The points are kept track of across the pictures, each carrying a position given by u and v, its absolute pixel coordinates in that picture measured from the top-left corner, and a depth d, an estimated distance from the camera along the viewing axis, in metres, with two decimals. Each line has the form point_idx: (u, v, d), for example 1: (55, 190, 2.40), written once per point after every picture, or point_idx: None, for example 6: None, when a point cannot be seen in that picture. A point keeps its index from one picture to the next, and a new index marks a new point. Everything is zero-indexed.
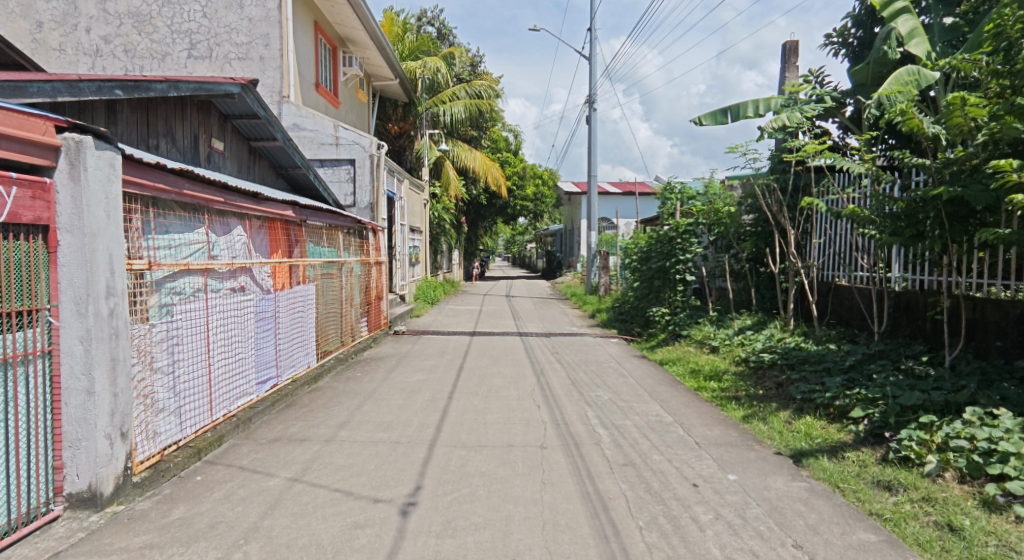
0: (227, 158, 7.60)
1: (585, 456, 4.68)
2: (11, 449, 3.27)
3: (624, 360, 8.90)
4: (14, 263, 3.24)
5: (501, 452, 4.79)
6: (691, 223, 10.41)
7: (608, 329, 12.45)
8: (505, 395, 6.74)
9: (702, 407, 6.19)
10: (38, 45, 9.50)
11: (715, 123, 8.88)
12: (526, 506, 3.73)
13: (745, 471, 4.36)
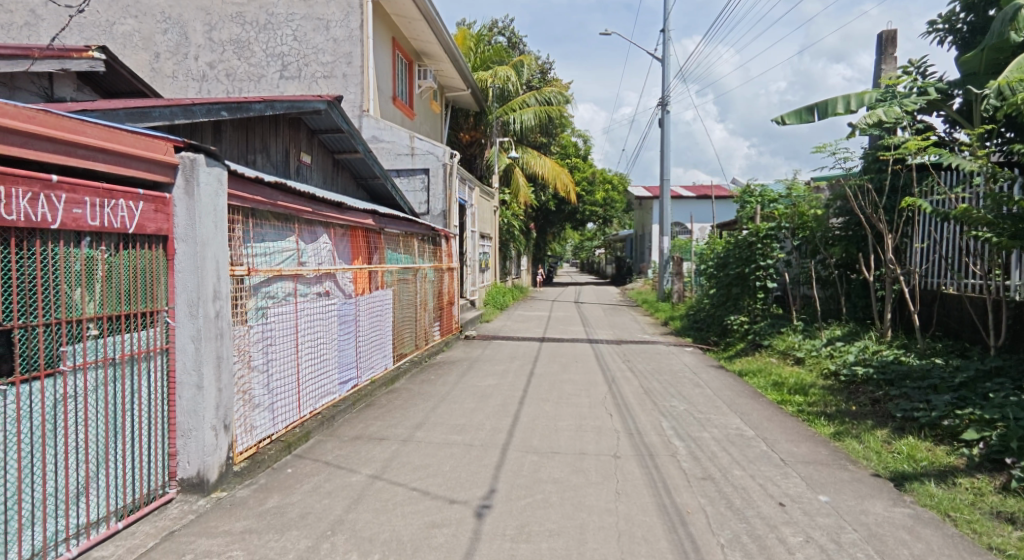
0: (314, 171, 8.09)
1: (661, 468, 4.66)
2: (137, 436, 3.67)
3: (700, 370, 8.70)
4: (140, 269, 3.64)
5: (574, 459, 4.85)
6: (772, 228, 10.13)
7: (682, 337, 12.15)
8: (576, 402, 6.78)
9: (787, 422, 5.99)
10: (155, 73, 10.48)
11: (800, 121, 8.57)
12: (601, 516, 3.77)
13: (837, 492, 4.20)
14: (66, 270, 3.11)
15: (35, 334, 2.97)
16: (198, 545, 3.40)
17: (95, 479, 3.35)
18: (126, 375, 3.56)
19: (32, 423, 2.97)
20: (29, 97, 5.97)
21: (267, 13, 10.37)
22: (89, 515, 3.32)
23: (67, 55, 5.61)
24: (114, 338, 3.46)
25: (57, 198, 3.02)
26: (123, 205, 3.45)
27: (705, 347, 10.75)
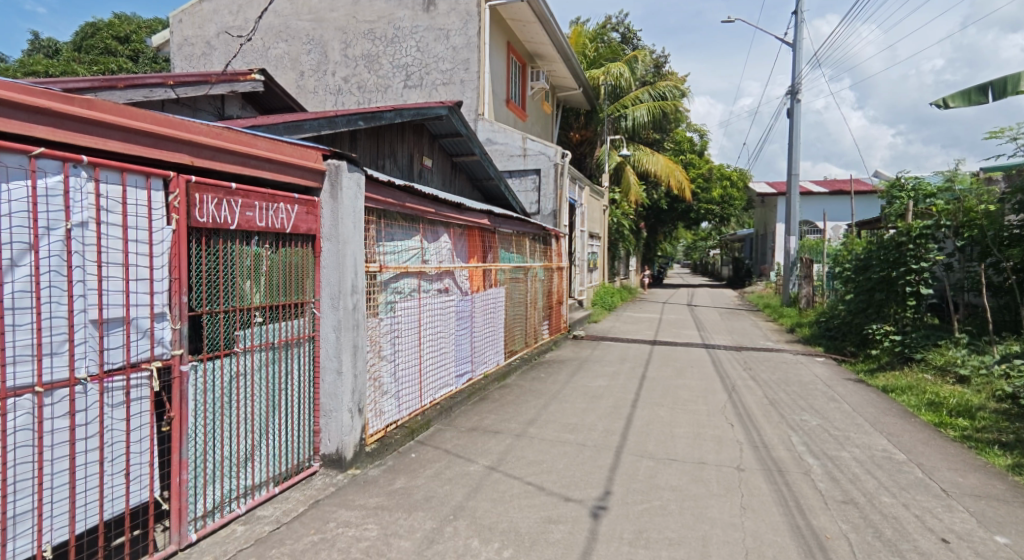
0: (434, 173, 8.55)
1: (792, 486, 4.47)
2: (290, 414, 4.13)
3: (834, 383, 8.13)
4: (295, 265, 4.11)
5: (693, 468, 4.80)
6: (928, 226, 8.99)
7: (813, 346, 11.38)
8: (693, 409, 6.64)
9: (948, 449, 5.48)
10: (300, 90, 11.60)
11: (968, 102, 7.73)
12: (725, 530, 3.71)
13: (1017, 534, 3.81)
14: (239, 265, 3.57)
15: (218, 319, 3.45)
16: (339, 515, 3.80)
17: (258, 448, 3.82)
18: (282, 357, 4.03)
19: (213, 394, 3.44)
20: (207, 116, 6.91)
21: (394, 27, 11.07)
22: (253, 479, 3.81)
23: (234, 78, 6.44)
24: (274, 325, 3.92)
25: (235, 203, 3.45)
26: (283, 208, 3.89)
27: (841, 359, 10.03)
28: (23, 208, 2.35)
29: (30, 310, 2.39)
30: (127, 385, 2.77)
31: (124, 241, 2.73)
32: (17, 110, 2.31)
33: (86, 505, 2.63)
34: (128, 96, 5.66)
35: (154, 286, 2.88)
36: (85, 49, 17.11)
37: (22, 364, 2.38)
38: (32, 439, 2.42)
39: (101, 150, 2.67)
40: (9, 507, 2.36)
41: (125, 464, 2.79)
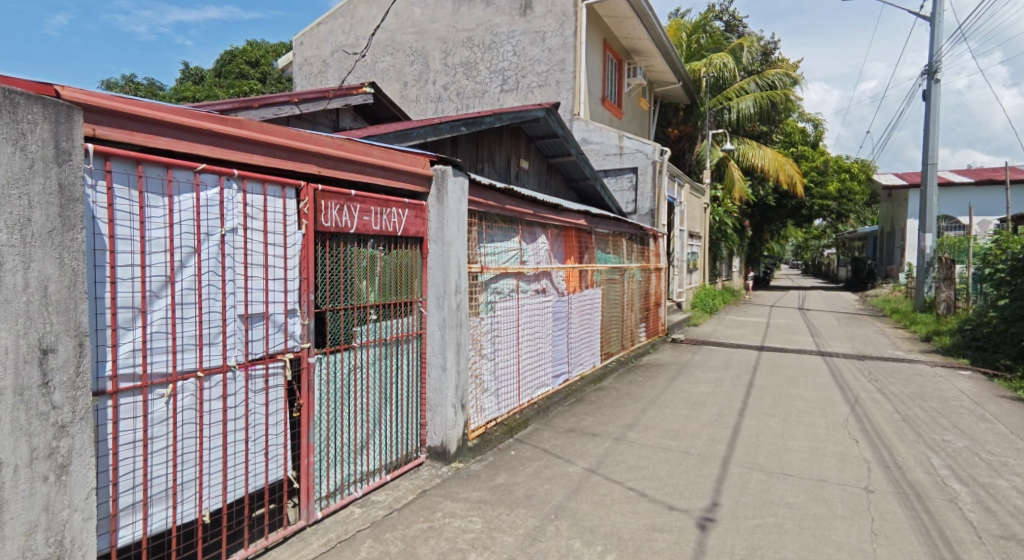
0: (530, 176, 8.68)
1: (934, 513, 4.12)
2: (400, 406, 4.38)
3: (984, 401, 7.33)
4: (405, 266, 4.35)
5: (812, 485, 4.56)
6: None
7: (955, 358, 10.29)
8: (809, 422, 6.28)
9: None
10: (403, 100, 12.19)
11: None
12: (852, 556, 3.50)
13: None
14: (357, 265, 3.83)
15: (339, 316, 3.73)
16: (445, 506, 3.98)
17: (372, 436, 4.09)
18: (393, 353, 4.27)
19: (334, 384, 3.71)
20: (325, 129, 7.46)
21: (492, 33, 11.34)
22: (368, 465, 4.08)
23: (348, 92, 6.79)
24: (386, 323, 4.18)
25: (354, 208, 3.70)
26: (395, 212, 4.13)
27: (993, 373, 8.95)
28: (188, 216, 2.69)
29: (193, 304, 2.73)
30: (266, 373, 3.10)
31: (264, 245, 3.05)
32: (184, 132, 2.63)
33: (235, 478, 2.97)
34: (259, 113, 6.26)
35: (287, 285, 3.20)
36: (223, 75, 18.99)
37: (188, 351, 2.71)
38: (195, 417, 2.75)
39: (246, 164, 2.98)
40: (178, 475, 2.68)
41: (264, 444, 3.13)
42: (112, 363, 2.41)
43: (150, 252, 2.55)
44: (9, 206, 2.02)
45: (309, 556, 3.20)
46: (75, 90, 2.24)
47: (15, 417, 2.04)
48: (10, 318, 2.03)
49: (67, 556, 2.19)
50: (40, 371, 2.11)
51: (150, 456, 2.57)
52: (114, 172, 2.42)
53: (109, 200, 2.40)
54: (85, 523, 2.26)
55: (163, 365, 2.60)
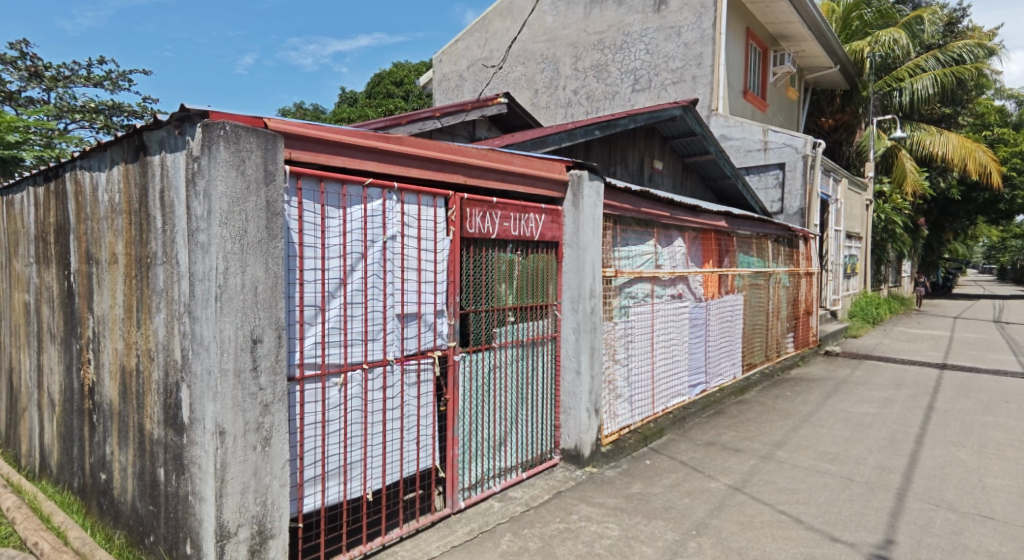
0: (664, 176, 8.49)
1: None
2: (536, 407, 4.49)
3: None
4: (541, 271, 4.41)
5: (1017, 532, 3.96)
6: None
7: None
8: (1015, 458, 5.44)
9: None
10: (534, 107, 12.49)
11: None
12: None
13: None
14: (498, 269, 4.00)
15: (481, 317, 3.91)
16: (581, 509, 4.01)
17: (511, 433, 4.24)
18: (530, 354, 4.36)
19: (476, 382, 3.90)
20: (462, 140, 7.84)
21: (624, 33, 11.23)
22: (507, 462, 4.23)
23: (484, 103, 7.19)
24: (524, 324, 4.29)
25: (496, 215, 3.87)
26: (533, 218, 4.22)
27: None
28: (357, 225, 3.01)
29: (361, 303, 3.05)
30: (418, 368, 3.38)
31: (418, 251, 3.33)
32: (355, 151, 2.95)
33: (392, 462, 3.28)
34: (407, 130, 6.77)
35: (437, 288, 3.47)
36: (374, 96, 20.67)
37: (356, 345, 3.04)
38: (361, 404, 3.08)
39: (404, 177, 3.27)
40: (348, 455, 3.02)
41: (416, 434, 3.41)
42: (300, 353, 2.78)
43: (329, 256, 2.90)
44: (234, 220, 2.43)
45: (456, 541, 3.39)
46: (277, 121, 2.61)
47: (236, 395, 2.45)
48: (232, 313, 2.44)
49: (269, 516, 2.58)
50: (251, 357, 2.50)
51: (328, 436, 2.92)
52: (304, 188, 2.79)
53: (299, 213, 2.76)
54: (282, 489, 2.63)
55: (338, 356, 2.95)
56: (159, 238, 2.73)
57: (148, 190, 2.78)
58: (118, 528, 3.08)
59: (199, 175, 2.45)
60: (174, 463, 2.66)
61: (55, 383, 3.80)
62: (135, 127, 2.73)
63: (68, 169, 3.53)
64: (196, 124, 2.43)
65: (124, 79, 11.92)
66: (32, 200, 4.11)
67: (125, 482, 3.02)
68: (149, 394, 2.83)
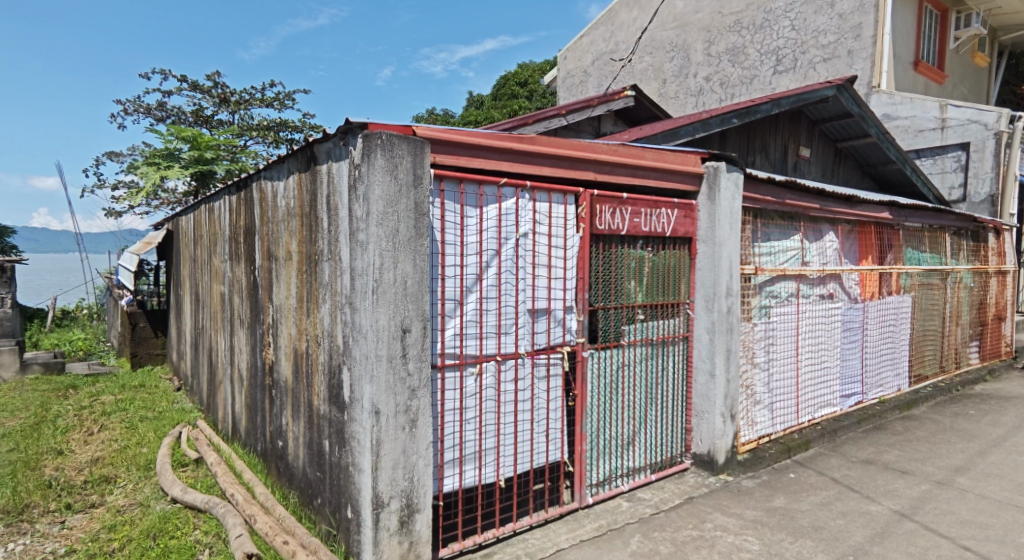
0: (812, 164, 7.85)
1: None
2: (666, 408, 4.31)
3: None
4: (672, 268, 4.22)
5: None
6: None
7: None
8: None
9: None
10: (662, 97, 12.15)
11: None
12: None
13: None
14: (628, 266, 3.90)
15: (610, 314, 3.85)
16: (717, 518, 3.80)
17: (643, 433, 4.13)
18: (660, 354, 4.20)
19: (605, 379, 3.85)
20: (587, 137, 7.55)
21: (764, 11, 10.38)
22: (635, 462, 4.11)
23: (610, 98, 6.96)
24: (654, 323, 4.14)
25: (626, 211, 3.78)
26: (664, 213, 4.06)
27: None
28: (491, 223, 3.16)
29: (494, 298, 3.19)
30: (548, 362, 3.46)
31: (548, 248, 3.41)
32: (491, 152, 3.09)
33: (524, 452, 3.39)
34: (533, 130, 6.90)
35: (566, 284, 3.52)
36: (499, 97, 21.15)
37: (491, 338, 3.20)
38: (495, 395, 3.23)
39: (537, 175, 3.36)
40: (483, 442, 3.19)
41: (546, 427, 3.50)
42: (442, 343, 2.98)
43: (466, 254, 3.08)
44: (388, 221, 2.67)
45: (586, 536, 3.40)
46: (425, 128, 2.81)
47: (389, 379, 2.69)
48: (387, 305, 2.68)
49: (416, 491, 2.80)
50: (401, 345, 2.74)
51: (465, 422, 3.11)
52: (446, 191, 2.99)
53: (441, 212, 2.97)
54: (426, 468, 2.83)
55: (475, 347, 3.13)
56: (325, 237, 3.06)
57: (317, 194, 3.14)
58: (292, 489, 3.50)
59: (359, 181, 2.72)
60: (337, 436, 2.97)
61: (243, 360, 4.40)
62: (308, 140, 3.08)
63: (255, 180, 4.07)
64: (357, 135, 2.70)
65: (288, 98, 13.41)
66: (228, 207, 4.79)
67: (297, 449, 3.43)
68: (316, 374, 3.18)
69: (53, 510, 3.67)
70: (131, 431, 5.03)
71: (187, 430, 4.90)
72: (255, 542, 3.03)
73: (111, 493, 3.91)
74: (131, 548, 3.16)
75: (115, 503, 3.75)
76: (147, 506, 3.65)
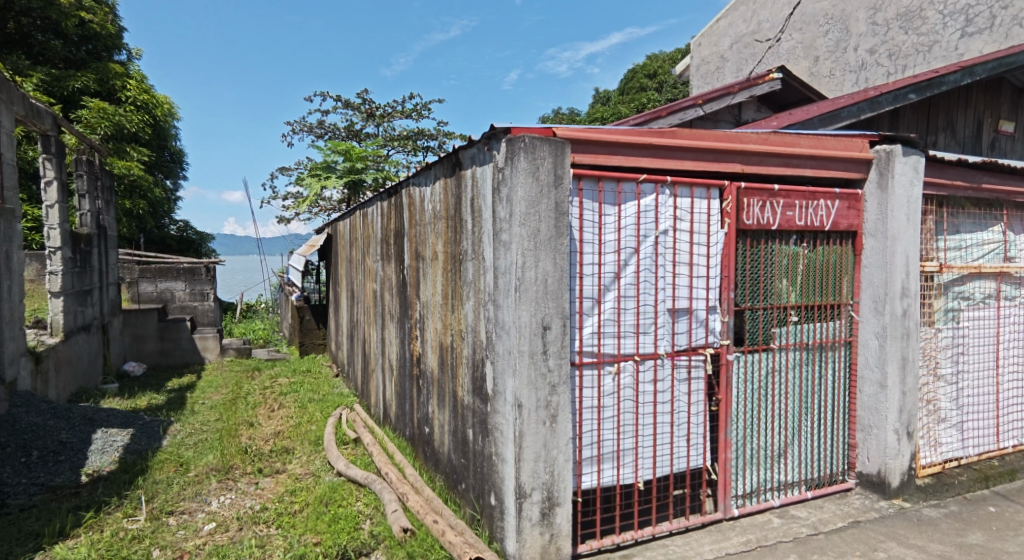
0: (1015, 142, 6.76)
1: None
2: (824, 420, 3.92)
3: None
4: (832, 265, 3.84)
5: None
6: None
7: None
8: None
9: None
10: (813, 78, 8.03)
11: None
12: None
13: None
14: (779, 264, 3.64)
15: (758, 315, 3.60)
16: (891, 547, 3.29)
17: (795, 445, 3.80)
18: (817, 360, 3.84)
19: (753, 385, 3.60)
20: (727, 126, 6.88)
21: None
22: (788, 476, 3.78)
23: (754, 83, 6.18)
24: (809, 326, 3.79)
25: (778, 204, 3.53)
26: (823, 205, 3.71)
27: None
28: (630, 221, 3.11)
29: (633, 297, 3.14)
30: (689, 364, 3.32)
31: (690, 244, 3.28)
32: (631, 148, 3.05)
33: (663, 456, 3.30)
34: (667, 121, 6.46)
35: (709, 283, 3.35)
36: (627, 91, 20.64)
37: (628, 337, 3.15)
38: (633, 395, 3.18)
39: (678, 170, 3.24)
40: (621, 442, 3.15)
41: (687, 431, 3.36)
42: (580, 341, 3.00)
43: (605, 252, 3.06)
44: (530, 221, 2.74)
45: (731, 549, 3.17)
46: (565, 129, 2.84)
47: (531, 374, 2.76)
48: (529, 302, 2.75)
49: (556, 485, 2.83)
50: (542, 341, 2.79)
51: (603, 421, 3.10)
52: (584, 189, 2.99)
53: (579, 212, 2.98)
54: (566, 464, 2.85)
55: (612, 346, 3.10)
56: (469, 238, 3.21)
57: (461, 198, 3.30)
58: (438, 473, 3.71)
59: (502, 184, 2.82)
60: (481, 427, 3.11)
61: (393, 351, 4.74)
62: (454, 147, 3.26)
63: (404, 187, 4.37)
64: (500, 140, 2.81)
65: (425, 109, 14.28)
66: (380, 212, 5.20)
67: (443, 436, 3.63)
68: (460, 366, 3.35)
69: (249, 473, 4.22)
70: (302, 410, 5.65)
71: (346, 412, 5.37)
72: (409, 517, 3.27)
73: (290, 462, 4.41)
74: (309, 511, 3.54)
75: (294, 471, 4.24)
76: (319, 476, 4.08)
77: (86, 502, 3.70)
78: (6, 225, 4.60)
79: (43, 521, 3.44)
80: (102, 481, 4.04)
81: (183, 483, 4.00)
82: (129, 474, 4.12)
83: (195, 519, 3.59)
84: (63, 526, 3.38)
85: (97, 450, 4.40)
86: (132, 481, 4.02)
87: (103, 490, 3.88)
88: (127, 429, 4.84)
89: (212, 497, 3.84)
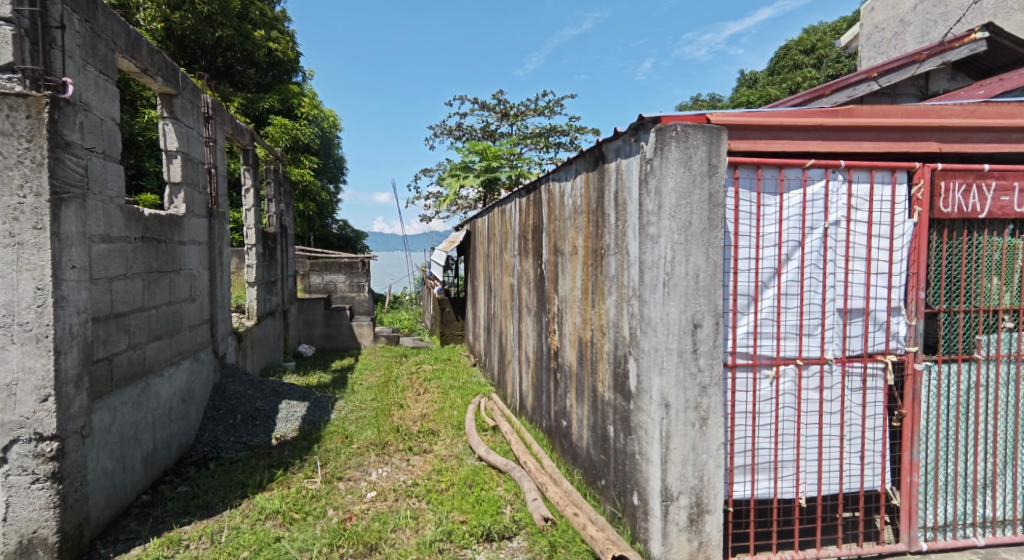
0: None
1: None
2: None
3: None
4: None
5: None
6: None
7: None
8: None
9: None
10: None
11: None
12: None
13: None
14: (988, 259, 3.09)
15: (957, 319, 3.09)
16: None
17: (1005, 475, 3.21)
18: None
19: (947, 402, 3.10)
20: (909, 99, 5.95)
21: None
22: (995, 511, 3.19)
23: (949, 45, 5.32)
24: None
25: (987, 187, 3.00)
26: None
27: None
28: (795, 211, 2.82)
29: (796, 295, 2.85)
30: (864, 372, 2.95)
31: (868, 237, 2.90)
32: (797, 131, 2.78)
33: (830, 472, 2.96)
34: (832, 99, 5.76)
35: (892, 281, 2.94)
36: (778, 71, 19.03)
37: (790, 339, 2.86)
38: (795, 403, 2.88)
39: (854, 153, 2.89)
40: (780, 453, 2.88)
41: (860, 447, 2.99)
42: (733, 341, 2.77)
43: (764, 246, 2.80)
44: (681, 213, 2.58)
45: None
46: (720, 115, 2.64)
47: (680, 373, 2.60)
48: (678, 298, 2.60)
49: (706, 491, 2.65)
50: (692, 339, 2.62)
51: (759, 429, 2.85)
52: (742, 177, 2.76)
53: (735, 202, 2.76)
54: (717, 470, 2.66)
55: (771, 348, 2.84)
56: (612, 232, 3.11)
57: (604, 191, 3.21)
58: (577, 466, 3.65)
59: (650, 175, 2.68)
60: (622, 424, 3.00)
61: (531, 343, 4.75)
62: (597, 140, 3.17)
63: (544, 182, 4.35)
64: (649, 130, 2.66)
65: (558, 105, 14.30)
66: (519, 207, 5.23)
67: (582, 430, 3.56)
68: (601, 362, 3.26)
69: (401, 449, 4.46)
70: (444, 396, 5.88)
71: (484, 400, 5.51)
72: (549, 507, 3.26)
73: (436, 443, 4.59)
74: (454, 491, 3.66)
75: (440, 452, 4.41)
76: (462, 458, 4.21)
77: (277, 461, 4.15)
78: (220, 226, 5.28)
79: (247, 473, 3.93)
80: (287, 444, 4.51)
81: (348, 453, 4.32)
82: (307, 440, 4.55)
83: (358, 486, 3.86)
84: (262, 480, 3.83)
85: (282, 418, 4.91)
86: (310, 447, 4.43)
87: (289, 452, 4.34)
88: (304, 401, 5.37)
89: (372, 468, 4.12)
